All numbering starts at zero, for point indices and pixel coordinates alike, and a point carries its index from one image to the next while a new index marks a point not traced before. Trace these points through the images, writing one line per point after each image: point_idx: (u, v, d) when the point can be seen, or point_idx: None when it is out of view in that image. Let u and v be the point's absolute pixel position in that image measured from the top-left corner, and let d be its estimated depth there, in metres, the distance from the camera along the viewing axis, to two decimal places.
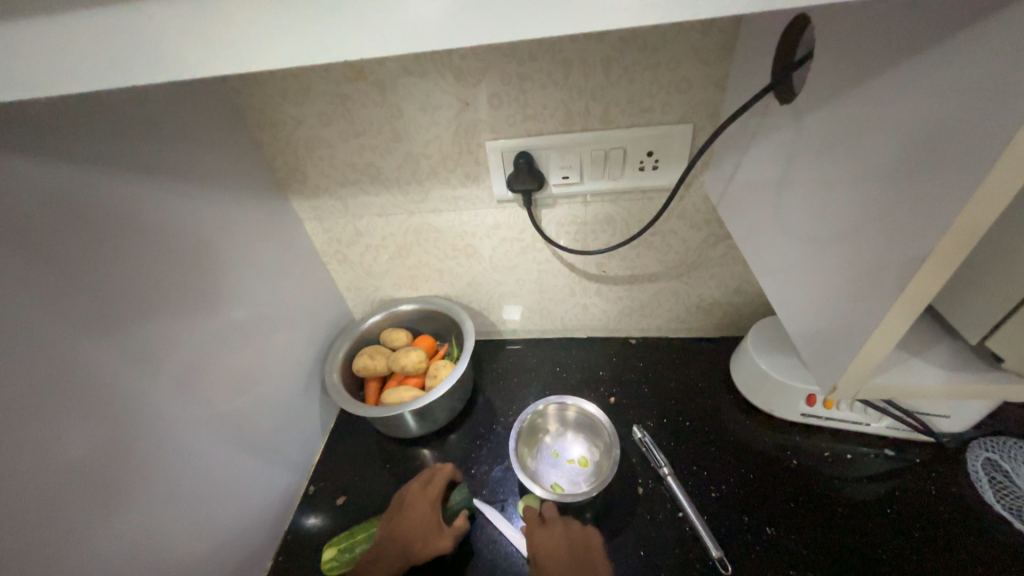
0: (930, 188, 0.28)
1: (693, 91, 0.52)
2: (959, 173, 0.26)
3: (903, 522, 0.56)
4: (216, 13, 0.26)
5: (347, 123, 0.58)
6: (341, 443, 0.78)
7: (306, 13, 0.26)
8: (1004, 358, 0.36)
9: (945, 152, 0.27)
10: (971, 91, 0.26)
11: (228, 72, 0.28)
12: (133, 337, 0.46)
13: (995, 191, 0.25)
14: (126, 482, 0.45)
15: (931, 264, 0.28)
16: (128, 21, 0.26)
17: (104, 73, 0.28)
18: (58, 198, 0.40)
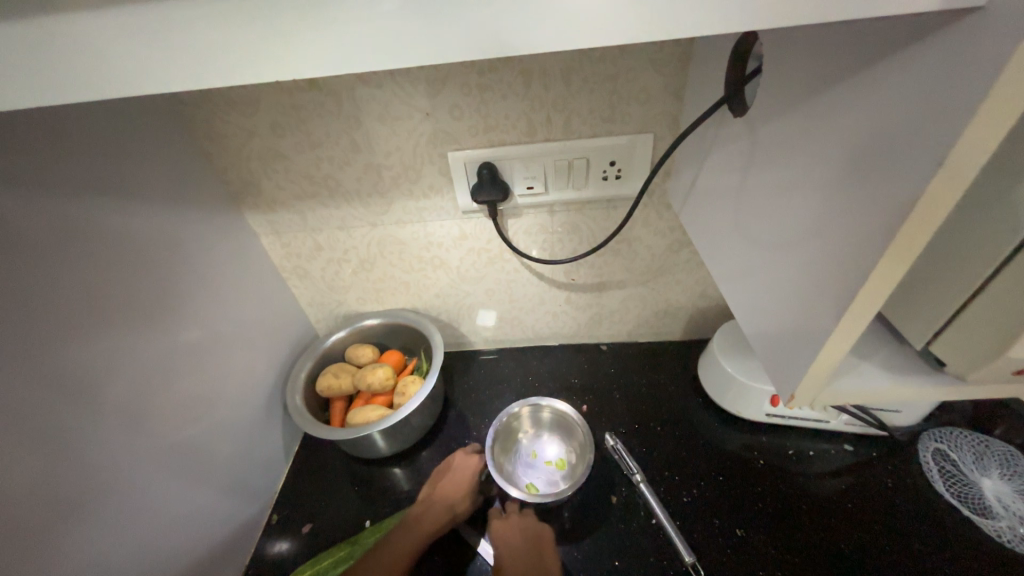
0: (877, 200, 0.29)
1: (653, 102, 0.53)
2: (904, 186, 0.27)
3: (863, 515, 0.58)
4: (144, 23, 0.24)
5: (302, 134, 0.55)
6: (306, 466, 0.74)
7: (248, 26, 0.24)
8: (947, 360, 0.38)
9: (890, 166, 0.28)
10: (911, 108, 0.27)
11: (162, 86, 0.26)
12: (68, 371, 0.42)
13: (937, 205, 0.26)
14: (62, 530, 0.41)
15: (883, 274, 0.29)
16: (39, 30, 0.24)
17: (14, 87, 0.25)
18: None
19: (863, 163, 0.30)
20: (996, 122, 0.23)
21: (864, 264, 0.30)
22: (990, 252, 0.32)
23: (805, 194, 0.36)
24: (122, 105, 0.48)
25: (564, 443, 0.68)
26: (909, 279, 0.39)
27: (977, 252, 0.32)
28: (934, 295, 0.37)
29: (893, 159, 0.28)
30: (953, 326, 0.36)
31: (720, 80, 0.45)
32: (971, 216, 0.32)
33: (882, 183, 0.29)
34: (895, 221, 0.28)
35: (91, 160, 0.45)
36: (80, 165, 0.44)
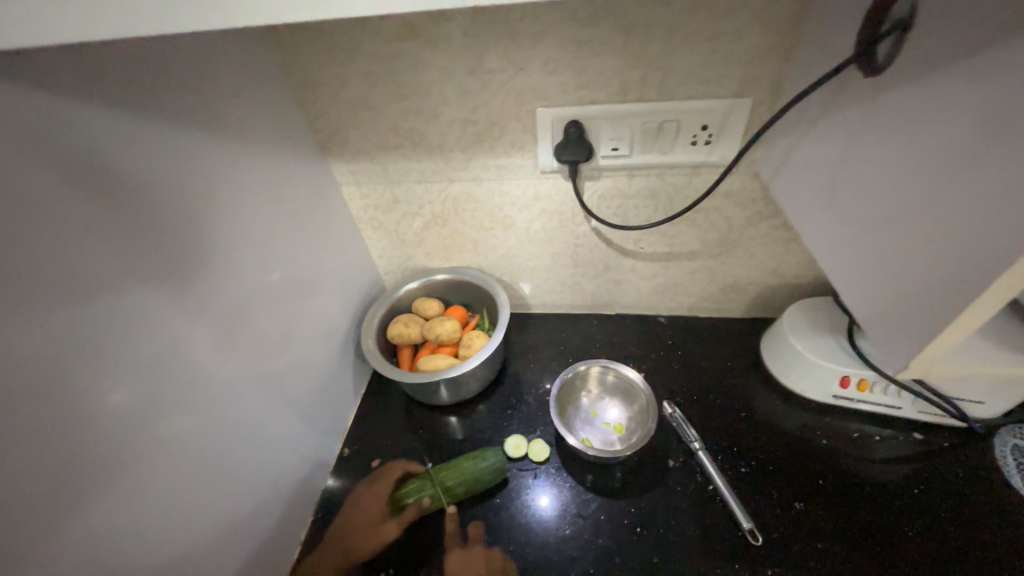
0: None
1: (757, 62, 0.50)
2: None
3: (929, 501, 0.58)
4: None
5: (394, 84, 0.56)
6: (373, 407, 0.79)
7: None
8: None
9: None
10: None
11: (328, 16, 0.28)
12: (184, 295, 0.45)
13: None
14: (187, 438, 0.46)
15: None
16: None
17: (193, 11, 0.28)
18: (116, 145, 0.39)
19: (1016, 126, 0.28)
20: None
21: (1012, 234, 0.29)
22: None
23: (935, 162, 0.34)
24: (234, 46, 0.50)
25: (624, 409, 0.69)
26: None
27: None
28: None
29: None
30: None
31: (843, 40, 0.42)
32: None
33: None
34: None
35: (209, 98, 0.47)
36: (200, 103, 0.46)
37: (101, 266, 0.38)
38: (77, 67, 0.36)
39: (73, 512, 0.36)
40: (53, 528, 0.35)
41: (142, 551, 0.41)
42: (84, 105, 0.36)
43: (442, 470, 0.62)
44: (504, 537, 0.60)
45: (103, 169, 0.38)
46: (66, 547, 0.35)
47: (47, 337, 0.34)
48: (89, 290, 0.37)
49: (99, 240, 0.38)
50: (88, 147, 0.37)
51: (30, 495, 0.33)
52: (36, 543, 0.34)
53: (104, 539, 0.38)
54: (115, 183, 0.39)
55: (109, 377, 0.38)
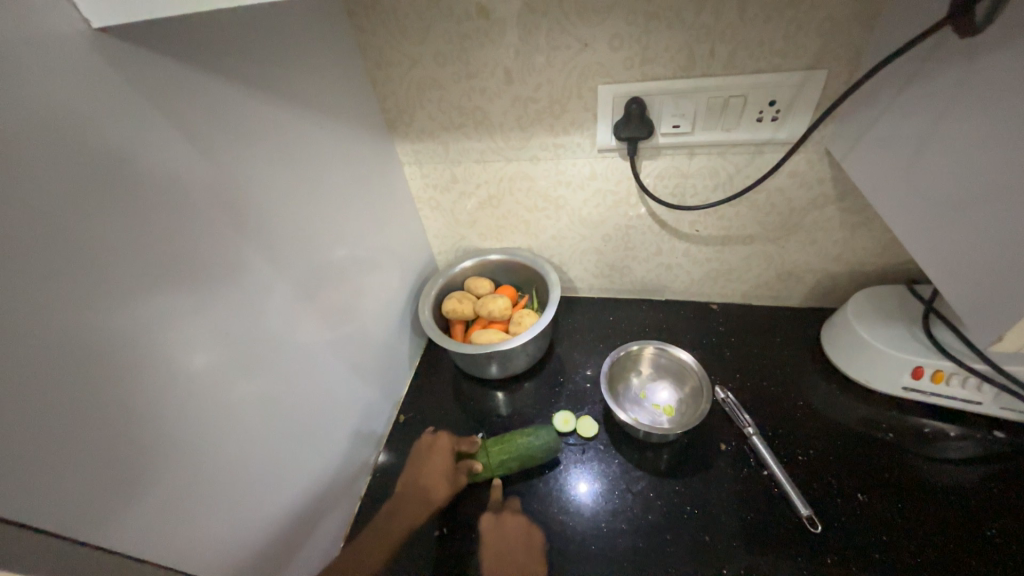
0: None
1: (836, 32, 0.48)
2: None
3: (1012, 502, 0.54)
4: None
5: (461, 64, 0.58)
6: (425, 380, 0.82)
7: None
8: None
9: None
10: None
11: None
12: (277, 254, 0.49)
13: None
14: (276, 387, 0.49)
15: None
16: None
17: None
18: (229, 117, 0.42)
19: None
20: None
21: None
22: None
23: None
24: (319, 29, 0.53)
25: (674, 391, 0.68)
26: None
27: None
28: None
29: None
30: None
31: (935, 3, 0.40)
32: None
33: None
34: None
35: (298, 74, 0.51)
36: (292, 81, 0.50)
37: (219, 222, 0.42)
38: (204, 40, 0.39)
39: (189, 447, 0.39)
40: (173, 459, 0.38)
41: (238, 494, 0.44)
42: (207, 75, 0.40)
43: (496, 444, 0.63)
44: (552, 506, 0.61)
45: (219, 136, 0.41)
46: (184, 479, 0.38)
47: (174, 284, 0.38)
48: (208, 242, 0.41)
49: (215, 202, 0.41)
50: (210, 113, 0.40)
51: (157, 427, 0.36)
52: (163, 471, 0.37)
53: (212, 475, 0.41)
54: (228, 152, 0.42)
55: (219, 323, 0.42)
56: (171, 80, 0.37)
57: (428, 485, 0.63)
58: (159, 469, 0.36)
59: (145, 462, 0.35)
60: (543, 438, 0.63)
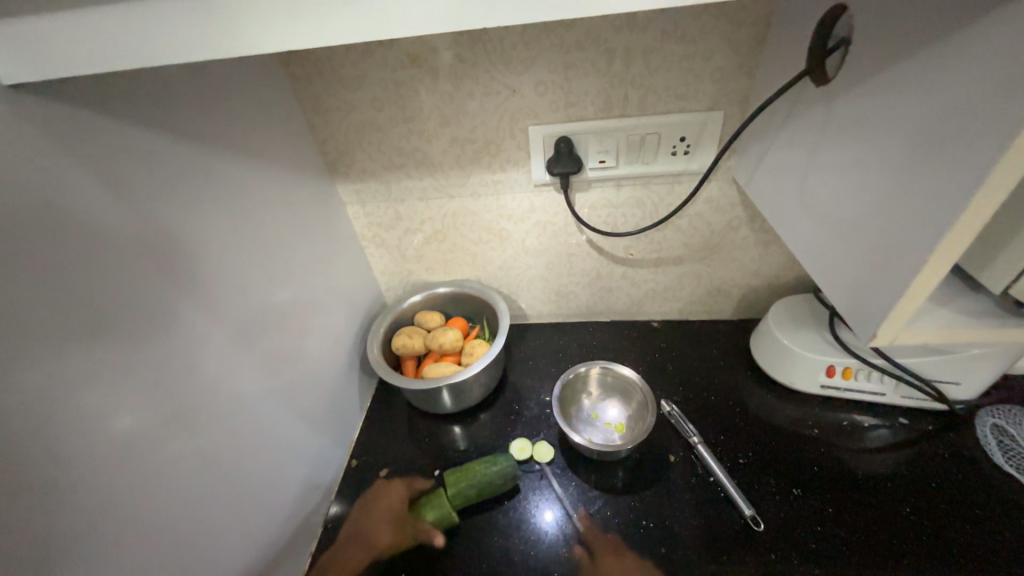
0: (968, 141, 0.31)
1: (726, 80, 0.56)
2: (995, 129, 0.29)
3: (920, 482, 0.60)
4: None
5: (398, 108, 0.61)
6: (377, 420, 0.80)
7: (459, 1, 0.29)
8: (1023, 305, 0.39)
9: (983, 115, 0.30)
10: (985, 70, 0.30)
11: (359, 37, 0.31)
12: (215, 303, 0.48)
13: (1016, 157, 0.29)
14: (217, 443, 0.47)
15: (974, 209, 0.31)
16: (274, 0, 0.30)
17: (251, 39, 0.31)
18: (160, 165, 0.42)
19: (945, 117, 0.33)
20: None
21: (952, 205, 0.32)
22: None
23: (882, 153, 0.39)
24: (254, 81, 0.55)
25: (624, 408, 0.71)
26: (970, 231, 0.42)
27: None
28: (1004, 244, 0.40)
29: (981, 108, 0.30)
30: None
31: (797, 58, 0.48)
32: None
33: (974, 130, 0.31)
34: (988, 161, 0.30)
35: (233, 123, 0.51)
36: (227, 130, 0.50)
37: (149, 272, 0.40)
38: (129, 91, 0.39)
39: (114, 517, 0.36)
40: (93, 534, 0.34)
41: (174, 564, 0.41)
42: (131, 125, 0.39)
43: (453, 475, 0.63)
44: (513, 537, 0.60)
45: (147, 184, 0.41)
46: (107, 554, 0.35)
47: (99, 338, 0.36)
48: (138, 294, 0.39)
49: (144, 250, 0.40)
50: (138, 163, 0.40)
51: (73, 498, 0.33)
52: (81, 547, 0.33)
53: (143, 546, 0.38)
54: (160, 201, 0.42)
55: (150, 378, 0.40)
56: (93, 132, 0.36)
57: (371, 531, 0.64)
58: (75, 545, 0.33)
59: (58, 539, 0.32)
60: (501, 465, 0.64)
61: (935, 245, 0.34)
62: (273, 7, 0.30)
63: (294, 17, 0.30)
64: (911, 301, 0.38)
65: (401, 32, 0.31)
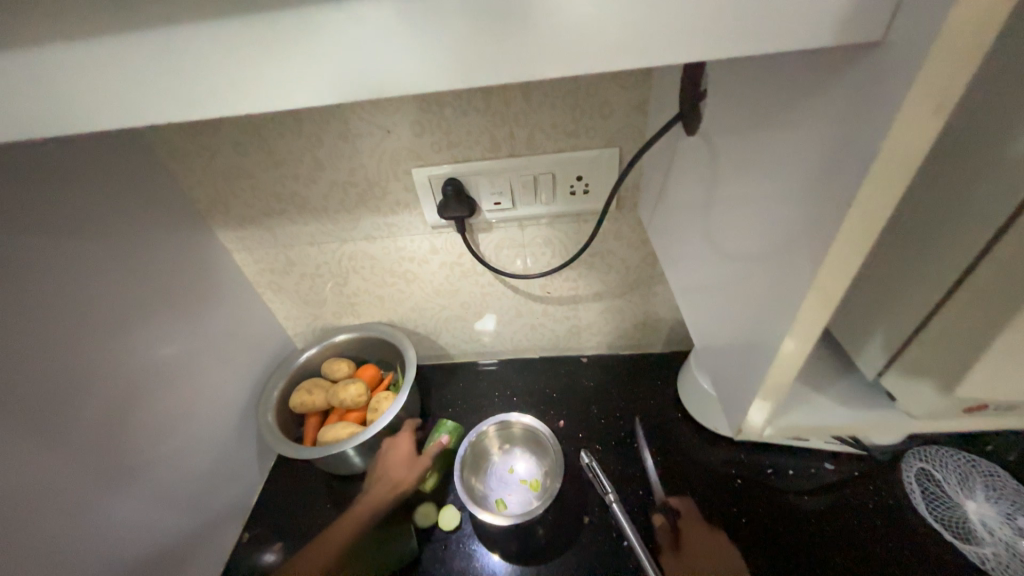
0: (804, 222, 0.27)
1: (616, 116, 0.51)
2: (822, 218, 0.25)
3: (840, 539, 0.56)
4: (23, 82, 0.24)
5: (264, 152, 0.55)
6: (283, 481, 0.74)
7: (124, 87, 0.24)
8: (895, 395, 0.36)
9: (812, 196, 0.26)
10: (819, 141, 0.25)
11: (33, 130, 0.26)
12: (27, 396, 0.43)
13: (846, 254, 0.24)
14: (28, 550, 0.42)
15: (814, 305, 0.27)
16: None
17: None
18: None
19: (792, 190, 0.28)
20: (920, 140, 0.20)
21: (794, 298, 0.28)
22: (926, 290, 0.30)
23: (745, 217, 0.34)
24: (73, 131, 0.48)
25: (536, 462, 0.67)
26: (851, 295, 0.38)
27: (921, 279, 0.31)
28: (875, 317, 0.35)
29: (812, 189, 0.26)
30: (899, 360, 0.34)
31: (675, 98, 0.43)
32: (914, 237, 0.31)
33: (807, 213, 0.26)
34: (818, 254, 0.25)
35: (38, 188, 0.45)
36: (26, 197, 0.44)
37: None
38: None
39: None
40: None
41: None
42: None
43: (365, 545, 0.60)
44: None
45: None
46: None
47: None
48: None
49: None
50: None
51: None
52: None
53: None
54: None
55: None
56: None
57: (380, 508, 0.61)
58: None
59: None
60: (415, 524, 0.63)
61: (781, 340, 0.29)
62: None
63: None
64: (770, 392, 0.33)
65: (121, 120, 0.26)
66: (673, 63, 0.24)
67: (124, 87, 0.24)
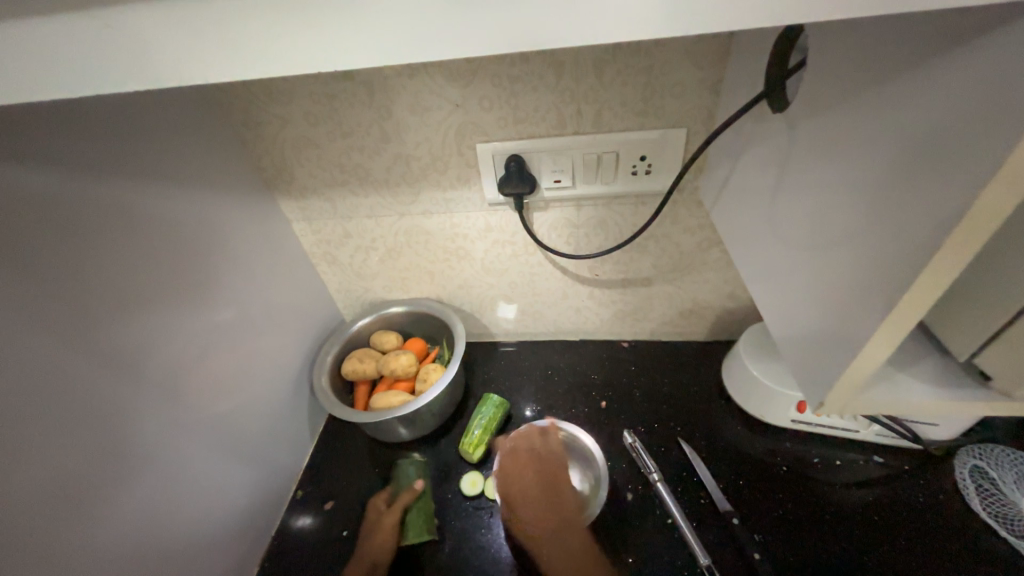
0: (917, 195, 0.27)
1: (687, 96, 0.51)
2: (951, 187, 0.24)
3: (889, 528, 0.56)
4: (155, 34, 0.25)
5: (334, 123, 0.56)
6: (331, 446, 0.77)
7: (251, 39, 0.25)
8: (990, 375, 0.36)
9: (939, 165, 0.25)
10: (944, 112, 0.25)
11: (155, 81, 0.27)
12: (118, 344, 0.46)
13: (977, 223, 0.24)
14: (115, 488, 0.45)
15: (926, 277, 0.26)
16: (52, 33, 0.25)
17: (33, 78, 0.27)
18: (14, 196, 0.38)
19: (902, 163, 0.28)
20: None
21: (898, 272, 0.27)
22: None
23: (835, 193, 0.34)
24: (161, 96, 0.50)
25: (576, 473, 0.67)
26: None
27: None
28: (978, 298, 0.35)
29: (934, 160, 0.25)
30: (1001, 341, 0.34)
31: (755, 77, 0.43)
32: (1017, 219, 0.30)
33: (926, 181, 0.26)
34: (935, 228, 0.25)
35: (130, 146, 0.47)
36: (121, 157, 0.46)
37: (17, 322, 0.38)
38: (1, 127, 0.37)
39: None
40: None
41: None
42: None
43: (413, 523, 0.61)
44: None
45: (29, 229, 0.39)
46: None
47: None
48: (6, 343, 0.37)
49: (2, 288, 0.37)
50: (15, 203, 0.38)
51: None
52: None
53: None
54: (9, 233, 0.37)
55: (28, 424, 0.38)
56: None
57: (379, 539, 0.61)
58: None
59: None
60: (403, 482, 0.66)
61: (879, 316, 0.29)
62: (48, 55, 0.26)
63: (136, 55, 0.26)
64: (857, 369, 0.33)
65: (263, 69, 0.26)
66: (818, 19, 0.24)
67: (254, 39, 0.25)
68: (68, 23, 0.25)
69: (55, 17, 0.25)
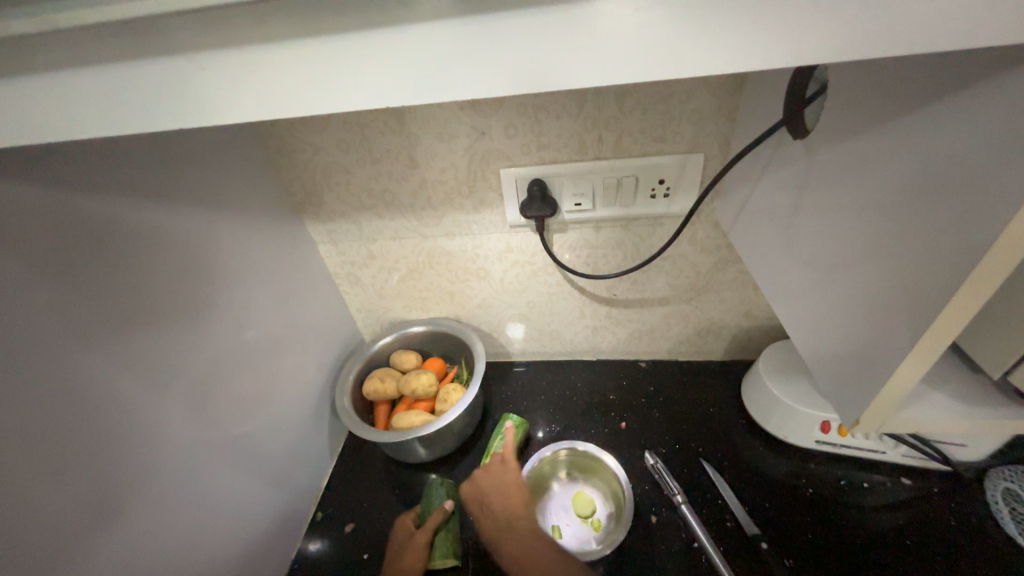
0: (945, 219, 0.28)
1: (705, 122, 0.53)
2: (982, 212, 0.25)
3: (925, 553, 0.55)
4: (221, 76, 0.27)
5: (364, 150, 0.59)
6: (349, 467, 0.77)
7: (312, 80, 0.27)
8: None
9: (970, 187, 0.26)
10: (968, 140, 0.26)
11: (218, 119, 0.29)
12: (154, 364, 0.46)
13: (1010, 246, 0.24)
14: (146, 508, 0.45)
15: (965, 295, 0.27)
16: (126, 76, 0.27)
17: (104, 119, 0.29)
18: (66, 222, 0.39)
19: (926, 188, 0.29)
20: None
21: (931, 292, 0.28)
22: None
23: (859, 216, 0.35)
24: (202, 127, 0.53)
25: (602, 501, 0.66)
26: None
27: None
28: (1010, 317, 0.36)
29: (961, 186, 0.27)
30: None
31: (772, 105, 0.45)
32: None
33: (955, 202, 0.27)
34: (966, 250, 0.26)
35: (173, 172, 0.49)
36: (165, 184, 0.49)
37: (63, 343, 0.39)
38: (59, 157, 0.39)
39: None
40: None
41: None
42: (44, 190, 0.38)
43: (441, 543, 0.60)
44: None
45: (78, 252, 0.40)
46: None
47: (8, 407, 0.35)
48: (51, 364, 0.38)
49: (51, 310, 0.38)
50: (64, 229, 0.39)
51: None
52: None
53: None
54: (58, 257, 0.39)
55: (70, 444, 0.39)
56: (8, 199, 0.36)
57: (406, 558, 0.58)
58: None
59: None
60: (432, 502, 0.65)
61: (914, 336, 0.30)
62: (122, 96, 0.28)
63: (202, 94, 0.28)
64: (892, 389, 0.33)
65: (320, 106, 0.28)
66: (860, 58, 0.25)
67: (314, 80, 0.27)
68: (141, 68, 0.27)
69: (131, 61, 0.27)
